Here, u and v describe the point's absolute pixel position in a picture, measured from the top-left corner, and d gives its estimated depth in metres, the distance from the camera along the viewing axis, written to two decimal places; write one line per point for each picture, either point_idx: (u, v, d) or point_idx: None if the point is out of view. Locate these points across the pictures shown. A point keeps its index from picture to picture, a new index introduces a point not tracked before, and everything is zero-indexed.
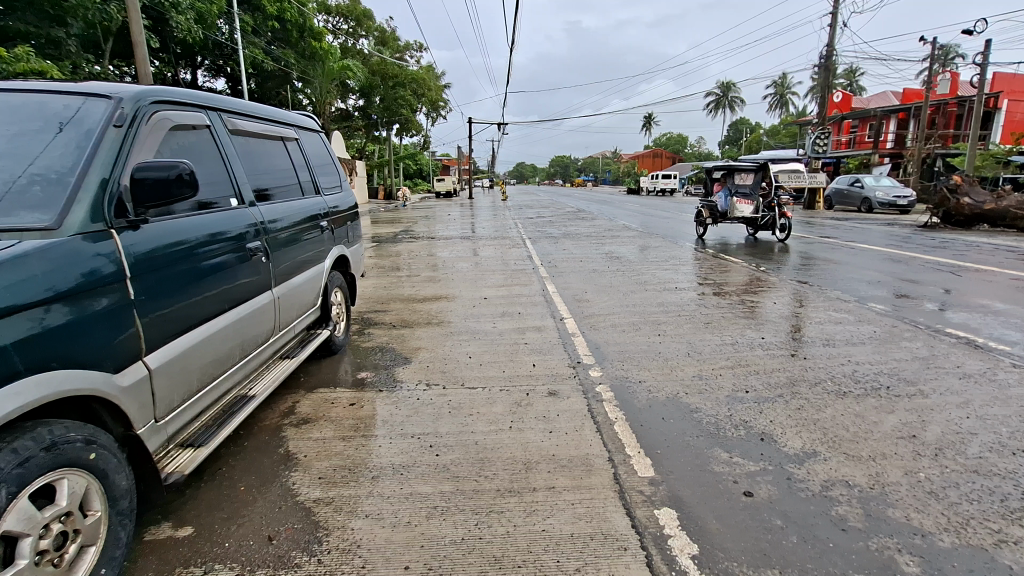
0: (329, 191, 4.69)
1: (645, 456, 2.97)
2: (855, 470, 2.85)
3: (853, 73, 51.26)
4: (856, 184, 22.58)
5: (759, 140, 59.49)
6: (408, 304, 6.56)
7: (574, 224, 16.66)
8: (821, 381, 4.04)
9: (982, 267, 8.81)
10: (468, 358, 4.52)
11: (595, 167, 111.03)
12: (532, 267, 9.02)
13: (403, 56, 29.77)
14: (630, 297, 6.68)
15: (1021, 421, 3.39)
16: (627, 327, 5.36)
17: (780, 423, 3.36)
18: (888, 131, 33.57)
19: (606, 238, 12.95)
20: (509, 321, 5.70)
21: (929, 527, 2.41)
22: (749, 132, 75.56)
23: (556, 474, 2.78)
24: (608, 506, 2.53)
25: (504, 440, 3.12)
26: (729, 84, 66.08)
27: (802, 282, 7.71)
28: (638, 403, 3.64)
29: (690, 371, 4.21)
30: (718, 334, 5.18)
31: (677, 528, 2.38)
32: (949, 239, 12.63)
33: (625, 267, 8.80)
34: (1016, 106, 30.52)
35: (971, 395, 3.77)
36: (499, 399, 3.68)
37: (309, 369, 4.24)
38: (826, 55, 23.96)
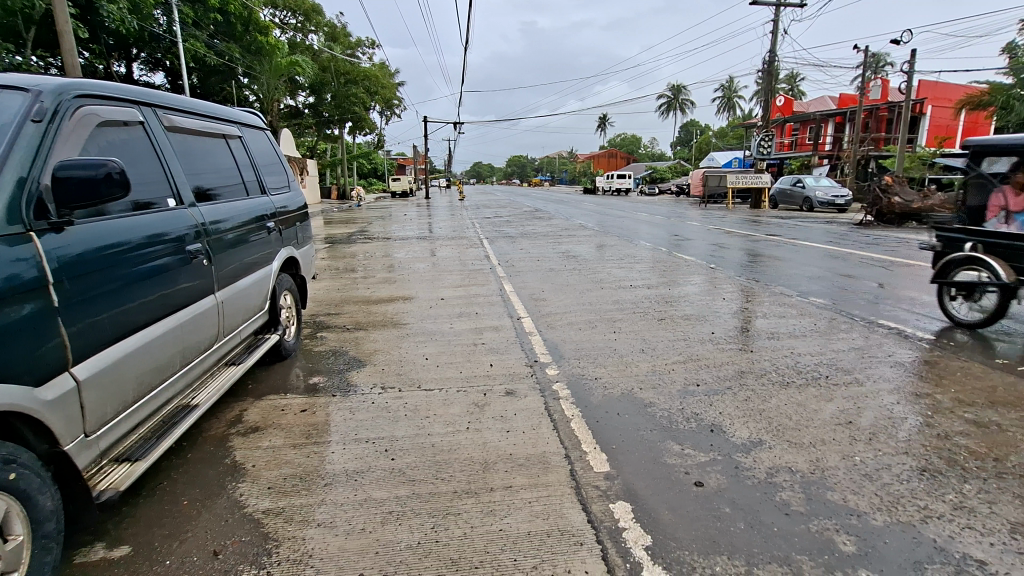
0: (276, 191, 4.53)
1: (600, 451, 3.02)
2: (798, 457, 2.99)
3: (794, 78, 53.88)
4: (798, 184, 23.74)
5: (709, 142, 61.61)
6: (362, 306, 6.41)
7: (530, 224, 16.70)
8: (766, 373, 4.22)
9: (911, 261, 9.42)
10: (425, 359, 4.48)
11: (552, 168, 112.11)
12: (489, 267, 9.00)
13: (354, 52, 29.15)
14: (586, 296, 6.77)
15: (944, 405, 3.64)
16: (582, 326, 5.42)
17: (728, 415, 3.49)
18: (826, 134, 35.43)
19: (563, 237, 13.08)
20: (466, 321, 5.67)
21: (864, 507, 2.56)
22: (699, 134, 78.20)
23: (513, 473, 2.78)
24: (564, 502, 2.56)
25: (462, 441, 3.10)
26: (679, 87, 68.19)
27: (750, 279, 8.01)
28: (594, 399, 3.70)
29: (644, 367, 4.30)
30: (671, 330, 5.31)
31: (631, 520, 2.44)
32: (882, 236, 13.44)
33: (581, 266, 8.91)
34: (938, 111, 32.88)
35: (901, 382, 4.03)
36: (455, 400, 3.66)
37: (257, 375, 4.08)
38: (768, 60, 25.06)
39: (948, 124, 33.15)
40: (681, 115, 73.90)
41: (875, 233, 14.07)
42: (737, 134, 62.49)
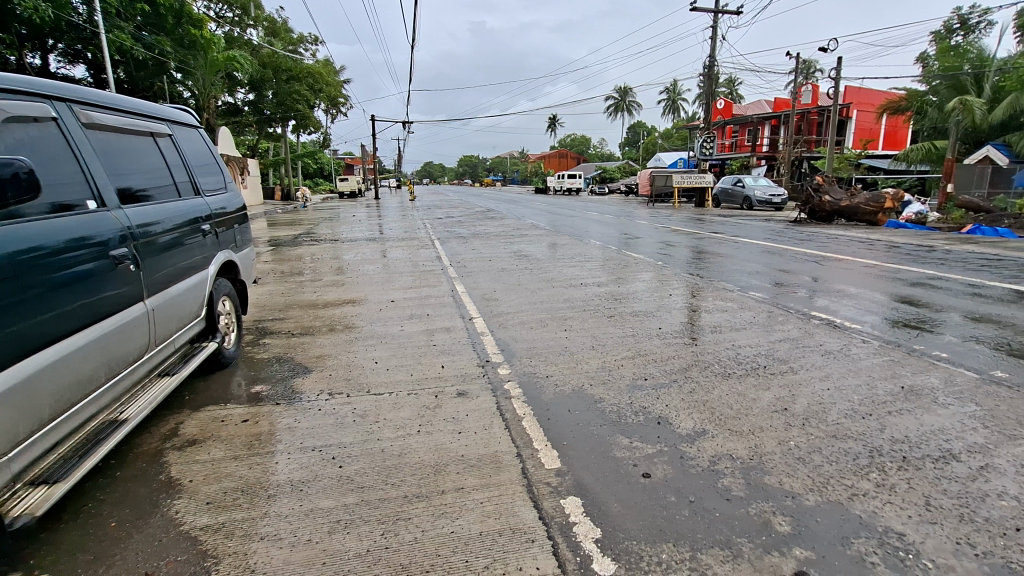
0: (211, 193, 4.32)
1: (551, 448, 3.06)
2: (738, 444, 3.13)
3: (733, 82, 56.46)
4: (739, 184, 24.86)
5: (655, 143, 63.58)
6: (309, 310, 6.22)
7: (483, 224, 16.70)
8: (710, 365, 4.40)
9: (841, 256, 10.05)
10: (375, 363, 4.38)
11: (503, 168, 112.49)
12: (441, 267, 8.94)
13: (296, 48, 28.24)
14: (538, 295, 6.82)
15: (868, 388, 3.92)
16: (533, 324, 5.47)
17: (675, 406, 3.61)
18: (763, 136, 37.27)
19: (515, 237, 13.15)
20: (417, 323, 5.60)
21: (798, 489, 2.71)
22: (646, 135, 80.56)
23: (465, 474, 2.78)
24: (516, 500, 2.58)
25: (412, 445, 3.07)
26: (626, 89, 70.01)
27: (694, 275, 8.30)
28: (545, 397, 3.74)
29: (594, 364, 4.39)
30: (619, 327, 5.45)
31: (581, 515, 2.47)
32: (815, 233, 14.27)
33: (533, 266, 8.98)
34: (863, 116, 35.26)
35: (830, 369, 4.30)
36: (406, 404, 3.61)
37: (195, 386, 3.88)
38: (707, 65, 26.12)
39: (871, 127, 35.65)
40: (628, 116, 75.80)
41: (807, 230, 14.91)
42: (682, 135, 64.81)
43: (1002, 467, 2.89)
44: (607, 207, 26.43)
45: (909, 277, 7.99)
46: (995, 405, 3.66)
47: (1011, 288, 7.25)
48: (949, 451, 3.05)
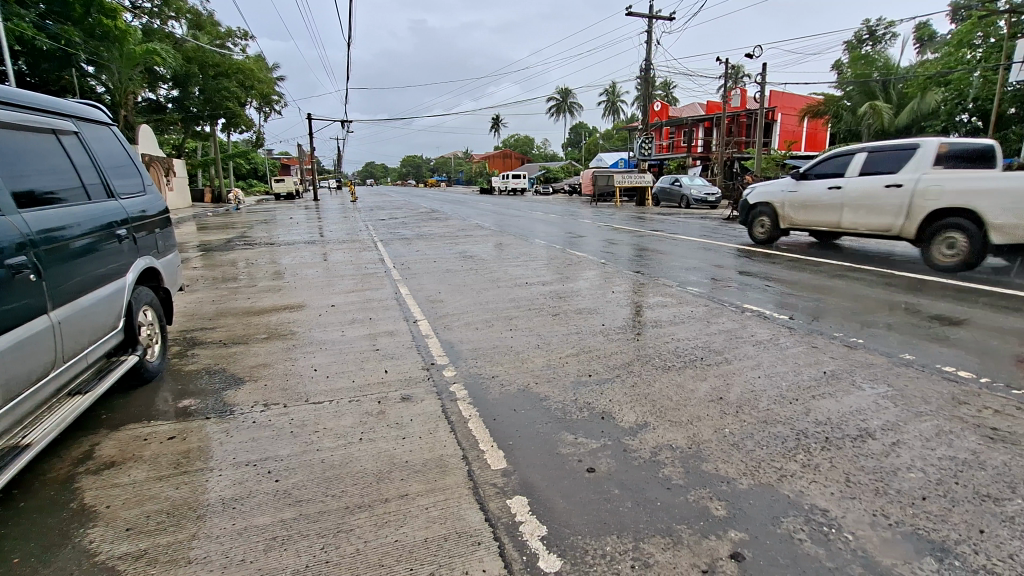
0: (128, 195, 4.01)
1: (498, 449, 3.05)
2: (678, 434, 3.24)
3: (668, 85, 58.61)
4: (676, 183, 25.84)
5: (596, 144, 65.07)
6: (243, 318, 5.92)
7: (427, 225, 16.49)
8: (651, 359, 4.54)
9: (770, 251, 10.63)
10: (314, 371, 4.22)
11: (447, 168, 111.58)
12: (384, 270, 8.76)
13: (224, 42, 26.81)
14: (483, 295, 6.81)
15: (795, 374, 4.18)
16: (479, 325, 5.47)
17: (617, 401, 3.70)
18: (698, 138, 38.94)
19: (460, 237, 13.10)
20: (359, 327, 5.46)
21: (733, 474, 2.84)
22: (588, 136, 82.26)
23: (410, 480, 2.73)
24: (461, 504, 2.56)
25: (355, 454, 2.98)
26: (567, 90, 71.25)
27: (636, 272, 8.54)
28: (491, 397, 3.74)
29: (539, 362, 4.43)
30: (564, 325, 5.52)
31: (527, 514, 2.48)
32: (747, 229, 15.03)
33: (478, 266, 8.96)
34: (787, 119, 37.60)
35: (761, 358, 4.55)
36: (347, 411, 3.50)
37: (113, 404, 3.59)
38: (644, 68, 26.99)
39: (793, 130, 38.09)
40: (570, 117, 77.11)
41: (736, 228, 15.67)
42: (622, 136, 66.74)
43: (910, 442, 3.15)
44: (550, 207, 26.73)
45: (830, 270, 8.55)
46: (904, 384, 3.99)
47: (917, 277, 7.93)
48: (866, 431, 3.29)
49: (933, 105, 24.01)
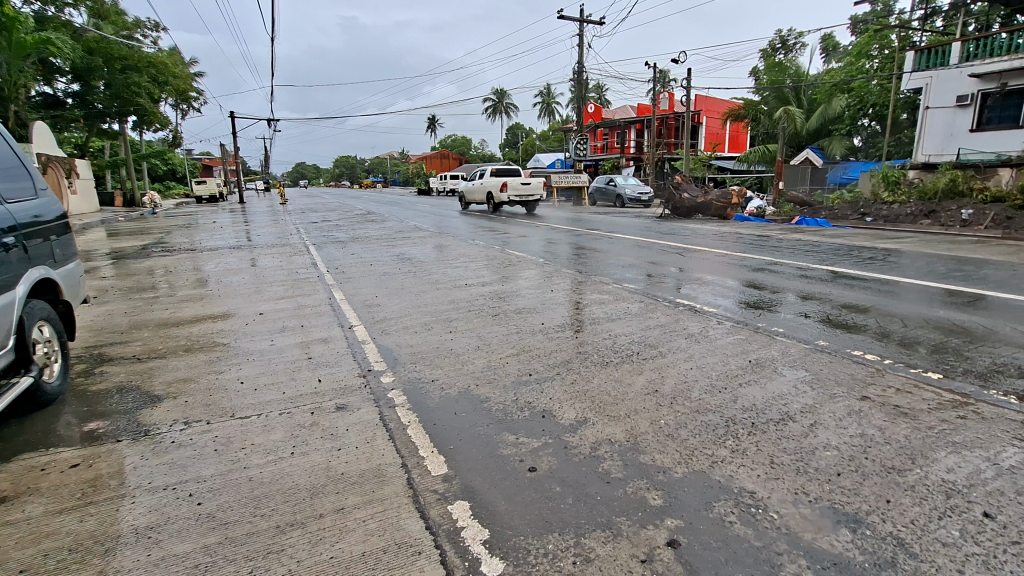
0: (15, 199, 3.60)
1: (438, 454, 3.00)
2: (616, 428, 3.31)
3: (600, 88, 60.23)
4: (611, 183, 26.71)
5: (533, 145, 65.92)
6: (160, 330, 5.50)
7: (362, 227, 16.01)
8: (589, 356, 4.63)
9: (700, 247, 11.14)
10: (241, 384, 3.99)
11: (383, 168, 109.17)
12: (318, 274, 8.43)
13: (131, 33, 24.92)
14: (422, 297, 6.70)
15: (723, 364, 4.40)
16: (418, 328, 5.37)
17: (558, 399, 3.72)
18: (630, 139, 40.42)
19: (398, 239, 12.83)
20: (290, 335, 5.21)
21: (668, 463, 2.94)
22: (524, 137, 83.11)
23: (345, 493, 2.62)
24: (401, 514, 2.48)
25: (286, 469, 2.83)
26: (502, 91, 71.71)
27: (574, 270, 8.72)
28: (431, 401, 3.67)
29: (479, 363, 4.41)
30: (505, 325, 5.52)
31: (469, 518, 2.45)
32: (678, 226, 15.69)
33: (416, 268, 8.83)
34: (712, 122, 39.85)
35: (692, 350, 4.74)
36: (278, 425, 3.32)
37: (4, 432, 3.22)
38: (576, 70, 27.59)
39: (717, 132, 40.40)
40: (507, 117, 77.58)
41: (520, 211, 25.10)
42: (558, 137, 68.08)
43: (826, 422, 3.38)
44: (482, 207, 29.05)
45: (753, 264, 9.08)
46: (819, 369, 4.29)
47: (828, 269, 8.58)
48: (787, 414, 3.50)
49: (839, 110, 26.37)
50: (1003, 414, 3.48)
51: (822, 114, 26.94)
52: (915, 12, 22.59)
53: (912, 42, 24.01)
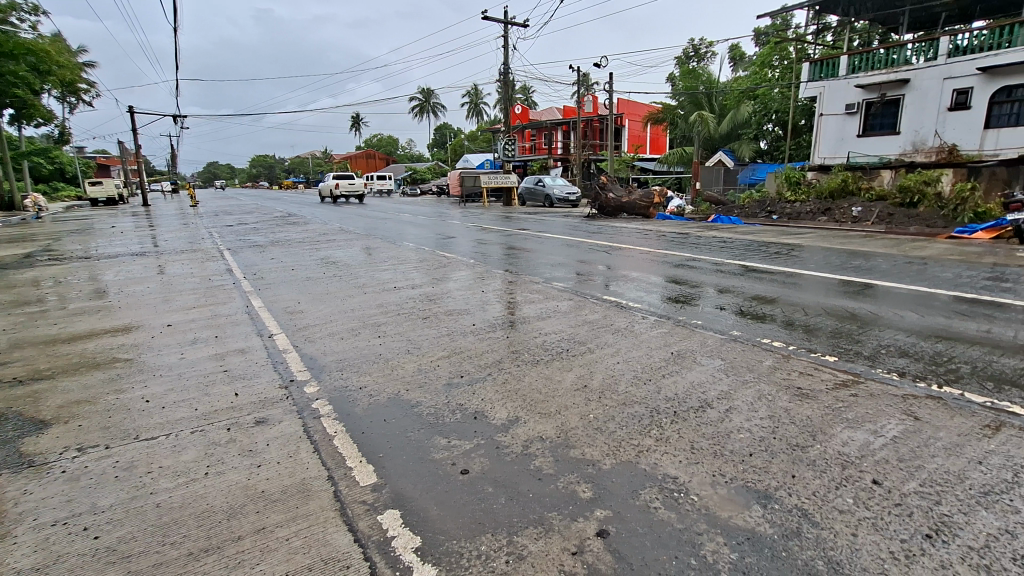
0: None
1: (366, 464, 2.91)
2: (547, 425, 3.37)
3: (527, 91, 61.18)
4: (539, 183, 27.20)
5: (461, 145, 65.83)
6: (48, 348, 4.95)
7: (282, 230, 15.20)
8: (521, 355, 4.68)
9: (625, 245, 11.56)
10: (147, 403, 3.66)
11: (304, 168, 104.66)
12: (233, 281, 7.92)
13: (4, 16, 22.19)
14: (348, 302, 6.48)
15: (647, 357, 4.60)
16: (344, 334, 5.19)
17: (489, 400, 3.73)
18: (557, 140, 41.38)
19: (321, 242, 12.34)
20: (203, 347, 4.86)
21: (597, 456, 3.02)
22: (453, 138, 82.74)
23: (267, 512, 2.48)
24: (328, 528, 2.39)
25: (199, 492, 2.63)
26: (428, 91, 70.90)
27: (505, 270, 8.78)
28: (358, 410, 3.56)
29: (410, 367, 4.33)
30: (435, 327, 5.46)
31: (400, 527, 2.39)
32: (604, 225, 16.21)
33: (342, 272, 8.53)
34: (633, 125, 41.65)
35: (619, 345, 4.91)
36: (189, 444, 3.08)
37: None
38: (503, 72, 27.77)
39: (638, 135, 42.33)
40: (434, 117, 76.83)
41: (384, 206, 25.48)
42: (486, 138, 68.26)
43: (739, 407, 3.63)
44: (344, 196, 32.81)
45: (673, 260, 9.55)
46: (733, 357, 4.60)
47: (740, 264, 9.19)
48: (705, 401, 3.73)
49: (746, 115, 28.20)
50: (886, 389, 3.90)
51: (732, 119, 28.78)
52: (809, 27, 24.68)
53: (807, 54, 26.22)
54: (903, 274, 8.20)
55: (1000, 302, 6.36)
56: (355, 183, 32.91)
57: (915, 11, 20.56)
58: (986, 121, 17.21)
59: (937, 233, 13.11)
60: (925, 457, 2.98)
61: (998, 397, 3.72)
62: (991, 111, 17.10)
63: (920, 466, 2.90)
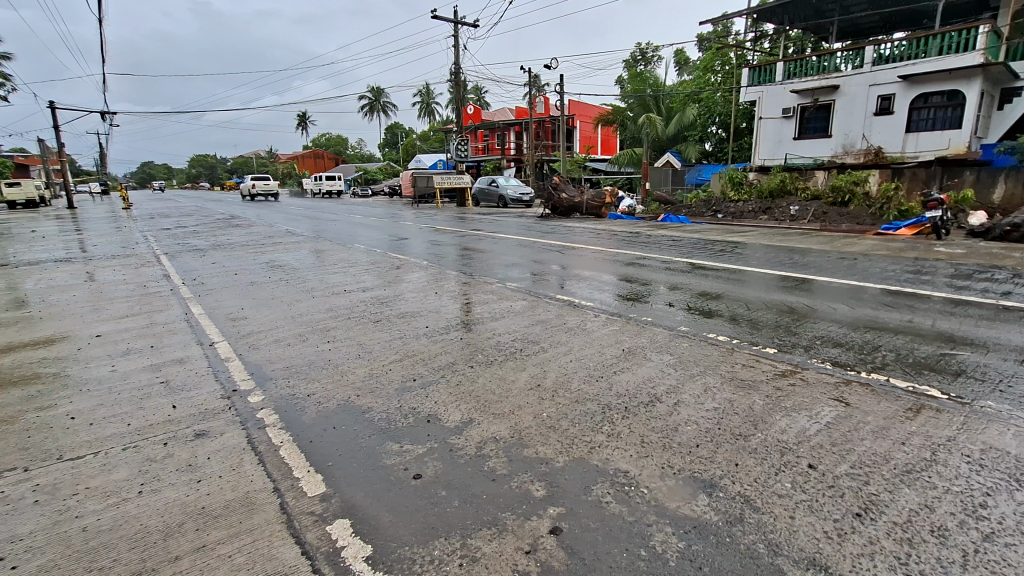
0: None
1: (315, 473, 2.83)
2: (500, 426, 3.37)
3: (479, 91, 61.12)
4: (493, 184, 27.23)
5: (413, 145, 65.07)
6: None
7: (224, 233, 14.55)
8: (475, 355, 4.68)
9: (578, 245, 11.73)
10: (72, 420, 3.41)
11: (249, 168, 100.64)
12: (171, 287, 7.52)
13: None
14: (295, 307, 6.27)
15: (598, 354, 4.68)
16: (290, 340, 5.01)
17: (443, 402, 3.70)
18: (510, 141, 41.62)
19: (267, 245, 11.89)
20: (136, 358, 4.58)
21: (550, 455, 3.05)
22: (404, 138, 81.61)
23: (207, 529, 2.37)
24: (273, 542, 2.31)
25: (132, 512, 2.48)
26: (378, 90, 69.67)
27: (459, 271, 8.73)
28: (306, 418, 3.45)
29: (361, 372, 4.24)
30: (387, 331, 5.36)
31: (349, 537, 2.34)
32: (557, 225, 16.40)
33: (290, 276, 8.26)
34: (585, 126, 42.38)
35: (572, 344, 4.98)
36: (121, 462, 2.90)
37: None
38: (454, 72, 27.62)
39: (590, 136, 43.11)
40: (385, 117, 75.54)
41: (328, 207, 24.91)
42: (439, 138, 67.75)
43: (687, 399, 3.76)
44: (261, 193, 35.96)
45: (625, 259, 9.77)
46: (681, 352, 4.75)
47: (687, 261, 9.51)
48: (655, 396, 3.83)
49: (692, 117, 29.29)
50: (821, 378, 4.13)
51: (679, 121, 29.67)
52: (747, 34, 25.84)
53: (747, 60, 27.51)
54: (836, 269, 8.70)
55: (921, 294, 6.87)
56: (271, 184, 36.30)
57: (843, 21, 21.90)
58: (907, 125, 18.56)
59: (866, 230, 13.98)
60: (855, 440, 3.18)
61: (918, 382, 4.01)
62: (911, 116, 18.47)
63: (851, 449, 3.09)
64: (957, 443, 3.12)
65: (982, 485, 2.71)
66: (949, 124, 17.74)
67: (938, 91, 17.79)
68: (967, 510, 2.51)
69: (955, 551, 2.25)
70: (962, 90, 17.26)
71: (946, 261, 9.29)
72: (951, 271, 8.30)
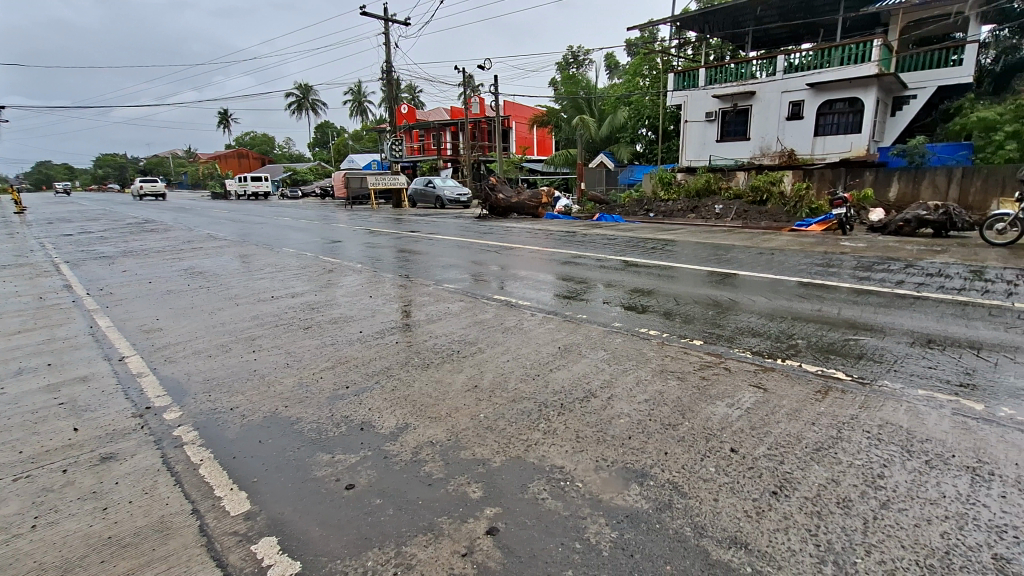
0: None
1: (238, 490, 2.68)
2: (437, 429, 3.34)
3: (413, 90, 60.41)
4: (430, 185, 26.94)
5: (344, 144, 63.30)
6: None
7: (137, 238, 13.51)
8: (412, 358, 4.61)
9: (515, 245, 11.81)
10: None
11: (164, 168, 93.90)
12: (72, 298, 6.89)
13: None
14: (217, 316, 5.91)
15: (535, 353, 4.74)
16: (211, 352, 4.71)
17: (378, 408, 3.62)
18: (446, 141, 41.32)
19: (185, 250, 11.13)
20: (29, 378, 4.14)
21: (487, 455, 3.06)
22: (336, 137, 79.13)
23: (115, 560, 2.18)
24: (191, 567, 2.17)
25: (26, 549, 2.25)
26: (307, 88, 67.30)
27: (395, 274, 8.55)
28: (230, 433, 3.26)
29: (289, 382, 4.05)
30: (318, 337, 5.16)
31: (276, 555, 2.24)
32: (495, 226, 16.44)
33: (211, 283, 7.77)
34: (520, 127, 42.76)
35: (509, 343, 5.01)
36: (12, 495, 2.62)
37: None
38: (386, 71, 27.04)
39: (525, 137, 43.56)
40: (315, 115, 73.01)
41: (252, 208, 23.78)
42: (372, 138, 66.29)
43: (619, 393, 3.88)
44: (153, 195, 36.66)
45: (561, 258, 9.94)
46: (614, 348, 4.89)
47: (621, 259, 9.83)
48: (589, 391, 3.93)
49: (623, 120, 30.18)
50: (742, 366, 4.40)
51: (611, 123, 30.55)
52: (672, 40, 27.06)
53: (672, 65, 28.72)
54: (757, 263, 9.27)
55: (829, 285, 7.47)
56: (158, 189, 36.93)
57: (757, 31, 23.42)
58: (815, 129, 20.10)
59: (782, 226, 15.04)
60: (771, 423, 3.40)
61: (826, 366, 4.36)
62: (819, 121, 20.02)
63: (769, 431, 3.30)
64: (859, 420, 3.41)
65: (879, 457, 2.98)
66: (851, 128, 19.34)
67: (841, 98, 19.36)
68: (867, 481, 2.76)
69: (857, 520, 2.46)
70: (861, 97, 18.88)
71: (849, 254, 10.17)
72: (854, 264, 9.08)
